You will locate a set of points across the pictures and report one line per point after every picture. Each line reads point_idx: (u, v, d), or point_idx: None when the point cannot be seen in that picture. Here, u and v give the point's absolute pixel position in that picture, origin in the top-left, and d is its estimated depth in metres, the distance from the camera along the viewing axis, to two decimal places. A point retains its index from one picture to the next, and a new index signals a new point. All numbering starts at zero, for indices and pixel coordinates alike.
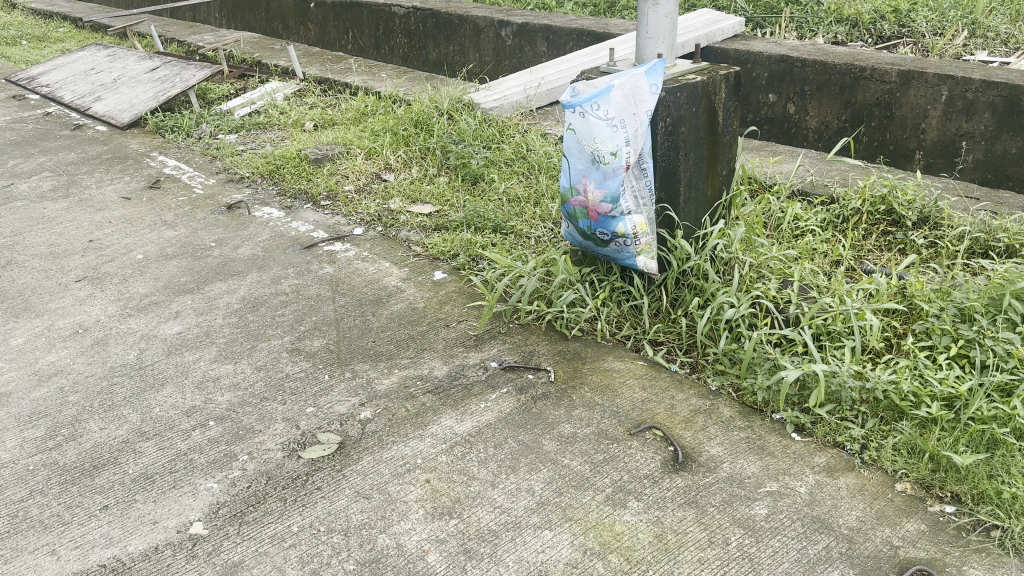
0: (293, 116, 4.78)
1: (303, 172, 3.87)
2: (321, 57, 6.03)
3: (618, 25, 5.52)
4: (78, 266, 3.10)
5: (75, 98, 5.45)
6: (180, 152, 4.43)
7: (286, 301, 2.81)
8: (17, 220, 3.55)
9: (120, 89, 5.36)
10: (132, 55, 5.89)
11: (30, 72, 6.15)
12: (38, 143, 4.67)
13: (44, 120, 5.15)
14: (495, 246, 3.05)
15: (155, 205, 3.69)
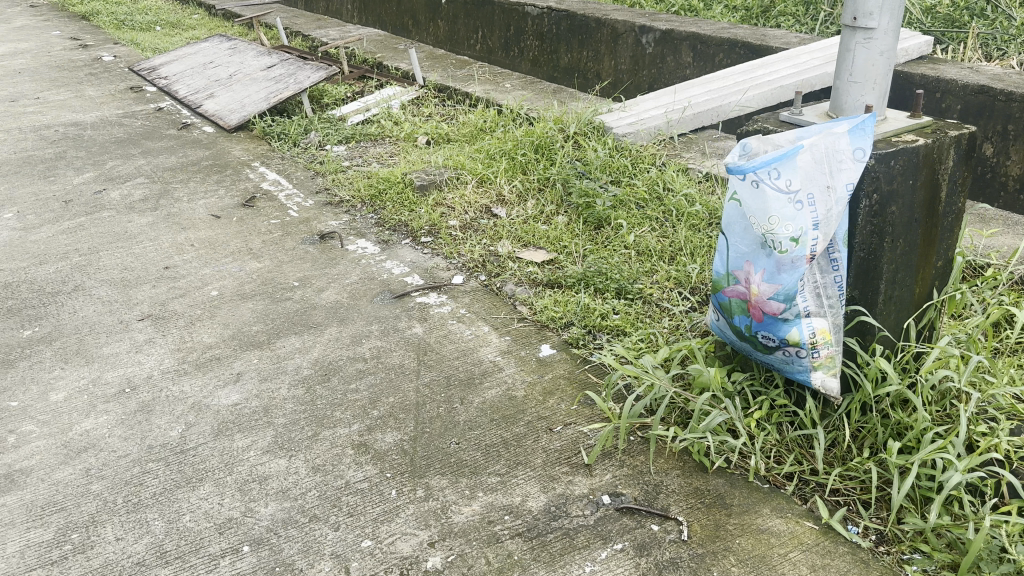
0: (406, 129, 4.39)
1: (405, 201, 3.43)
2: (444, 61, 5.62)
3: (777, 37, 4.82)
4: (145, 301, 2.77)
5: (190, 94, 5.25)
6: (283, 162, 4.10)
7: (363, 370, 2.36)
8: (98, 236, 3.27)
9: (235, 86, 5.11)
10: (252, 49, 5.65)
11: (152, 62, 6.04)
12: (144, 142, 4.46)
13: (156, 117, 4.96)
14: (618, 317, 2.49)
15: (243, 227, 3.34)
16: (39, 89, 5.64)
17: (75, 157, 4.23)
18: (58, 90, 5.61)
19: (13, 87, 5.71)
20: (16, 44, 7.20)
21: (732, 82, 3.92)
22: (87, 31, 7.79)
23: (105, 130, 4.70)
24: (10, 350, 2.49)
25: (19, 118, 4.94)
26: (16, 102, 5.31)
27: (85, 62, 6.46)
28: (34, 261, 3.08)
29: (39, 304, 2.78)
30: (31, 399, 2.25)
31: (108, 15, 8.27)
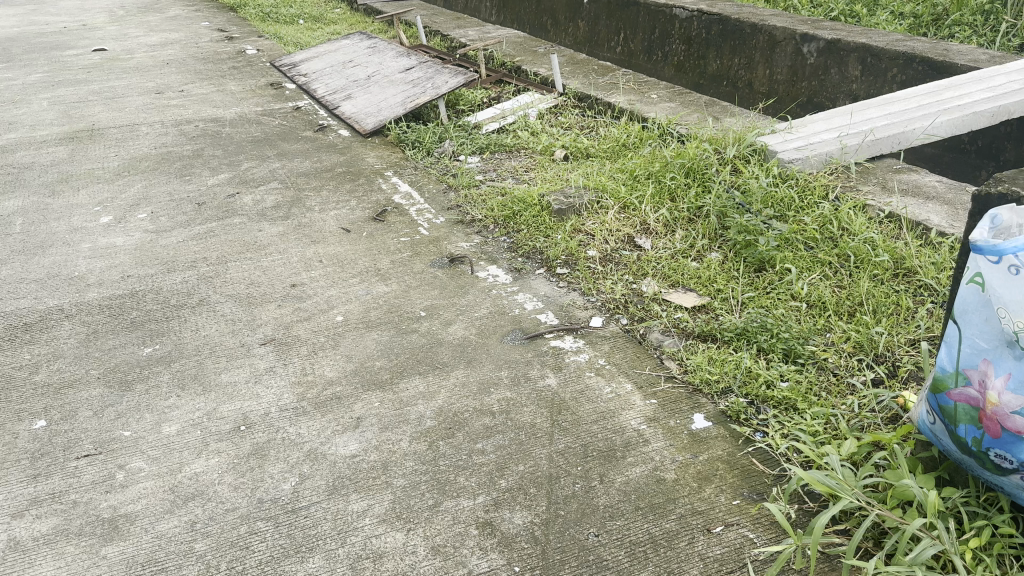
0: (543, 142, 4.15)
1: (541, 226, 3.17)
2: (585, 66, 5.33)
3: (964, 53, 4.25)
4: (269, 324, 2.65)
5: (329, 94, 5.18)
6: (415, 174, 3.94)
7: (492, 427, 2.10)
8: (229, 245, 3.20)
9: (373, 89, 5.01)
10: (391, 49, 5.56)
11: (293, 58, 6.04)
12: (279, 143, 4.40)
13: (293, 116, 4.93)
14: (787, 387, 2.15)
15: (371, 247, 3.18)
16: (186, 81, 5.74)
17: (212, 156, 4.21)
18: (203, 83, 5.69)
19: (162, 79, 5.84)
20: (169, 34, 7.42)
21: (918, 103, 3.43)
22: (235, 23, 7.97)
23: (243, 127, 4.68)
24: (130, 370, 2.40)
25: (164, 112, 5.01)
26: (163, 95, 5.41)
27: (230, 55, 6.57)
28: (163, 269, 3.02)
29: (164, 319, 2.69)
30: (144, 430, 2.13)
31: (256, 6, 8.44)
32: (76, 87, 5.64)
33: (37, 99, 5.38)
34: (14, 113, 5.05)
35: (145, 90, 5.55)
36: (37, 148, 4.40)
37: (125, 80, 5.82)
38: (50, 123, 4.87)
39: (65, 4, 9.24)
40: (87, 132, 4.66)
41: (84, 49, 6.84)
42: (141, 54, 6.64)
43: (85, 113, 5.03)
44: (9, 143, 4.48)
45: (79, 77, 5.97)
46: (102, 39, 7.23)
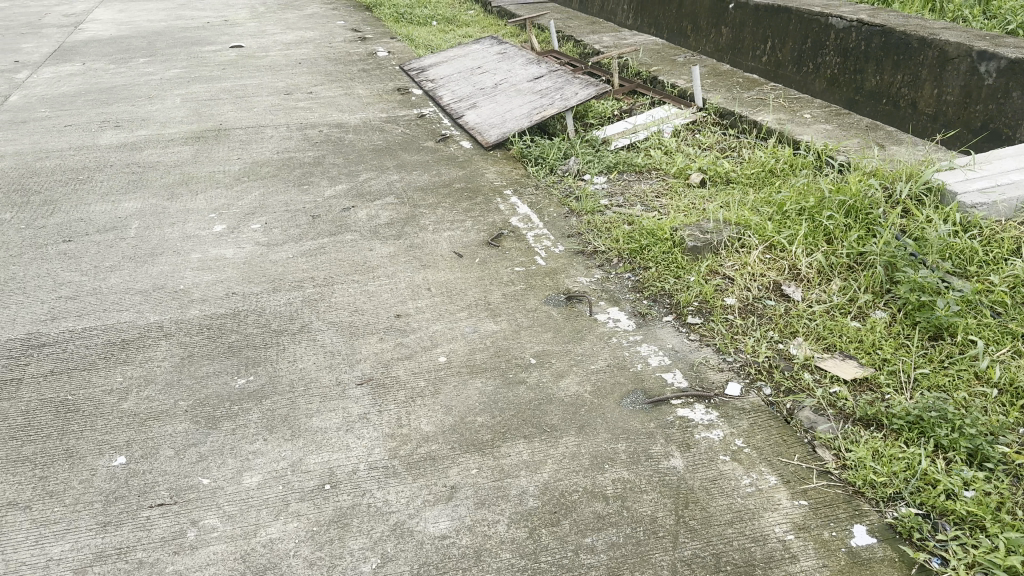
0: (678, 163, 3.79)
1: (672, 264, 2.82)
2: (729, 79, 4.92)
3: None
4: (368, 361, 2.44)
5: (454, 102, 5.02)
6: (536, 194, 3.68)
7: (604, 516, 1.79)
8: (337, 267, 3.04)
9: (500, 99, 4.80)
10: (522, 58, 5.34)
11: (422, 62, 5.93)
12: (399, 154, 4.25)
13: (416, 124, 4.77)
14: (976, 500, 1.73)
15: (483, 277, 2.94)
16: (315, 83, 5.71)
17: (331, 164, 4.10)
18: (332, 85, 5.64)
19: (293, 79, 5.83)
20: (305, 33, 7.48)
21: None
22: (369, 23, 7.96)
23: (365, 135, 4.56)
24: (219, 405, 2.24)
25: (289, 114, 4.97)
26: (291, 96, 5.38)
27: (361, 56, 6.52)
28: (267, 288, 2.89)
29: (261, 345, 2.53)
30: (224, 478, 1.96)
31: (390, 6, 8.43)
32: (210, 85, 5.71)
33: (173, 95, 5.46)
34: (150, 110, 5.13)
35: (274, 90, 5.55)
36: (165, 146, 4.42)
37: (257, 79, 5.84)
38: (181, 120, 4.91)
39: None
40: (214, 132, 4.66)
41: (223, 46, 6.97)
42: (275, 53, 6.70)
43: (215, 112, 5.05)
44: (141, 140, 4.53)
45: (214, 73, 6.05)
46: (241, 36, 7.36)
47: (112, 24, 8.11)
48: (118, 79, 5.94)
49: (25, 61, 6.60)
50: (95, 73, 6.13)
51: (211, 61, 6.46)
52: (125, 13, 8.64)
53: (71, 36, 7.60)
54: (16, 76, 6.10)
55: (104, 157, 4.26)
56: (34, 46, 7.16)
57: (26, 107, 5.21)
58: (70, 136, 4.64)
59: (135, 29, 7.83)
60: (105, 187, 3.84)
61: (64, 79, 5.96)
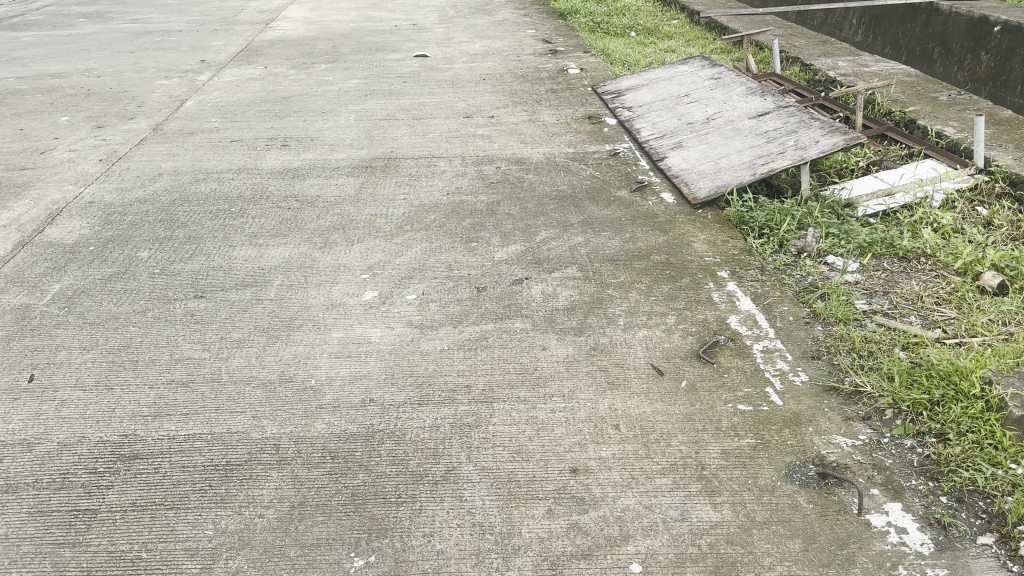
0: (964, 256, 2.84)
1: (987, 439, 1.93)
2: (1015, 130, 3.84)
3: None
4: (530, 549, 1.72)
5: (653, 138, 4.26)
6: (761, 280, 2.84)
7: None
8: (503, 373, 2.35)
9: (712, 139, 4.00)
10: (741, 87, 4.51)
11: (619, 85, 5.22)
12: (587, 206, 3.55)
13: (609, 165, 4.05)
14: None
15: (694, 414, 2.13)
16: (499, 105, 5.13)
17: (505, 217, 3.47)
18: (517, 108, 5.04)
19: (475, 99, 5.29)
20: (491, 41, 6.95)
21: None
22: (560, 31, 7.33)
23: (547, 179, 3.91)
24: None
25: (466, 144, 4.40)
26: (470, 120, 4.83)
27: (550, 73, 5.89)
28: (413, 396, 2.25)
29: (393, 497, 1.88)
30: None
31: (586, 14, 7.76)
32: (387, 100, 5.27)
33: (347, 110, 5.06)
34: (320, 127, 4.73)
35: (452, 111, 5.02)
36: (327, 176, 3.97)
37: (437, 97, 5.35)
38: (349, 143, 4.46)
39: None
40: (382, 161, 4.17)
41: (406, 53, 6.56)
42: (457, 64, 6.20)
43: (387, 135, 4.57)
44: (303, 166, 4.10)
45: (393, 86, 5.62)
46: (425, 43, 6.94)
47: (302, 22, 7.96)
48: (295, 87, 5.64)
49: (210, 61, 6.47)
50: (274, 79, 5.87)
51: (391, 70, 6.05)
52: (317, 11, 8.49)
53: (260, 33, 7.47)
54: (198, 77, 5.95)
55: (262, 185, 3.86)
56: (223, 44, 7.08)
57: (199, 116, 4.97)
58: (233, 154, 4.30)
59: (322, 29, 7.61)
60: (255, 225, 3.40)
61: (242, 84, 5.73)
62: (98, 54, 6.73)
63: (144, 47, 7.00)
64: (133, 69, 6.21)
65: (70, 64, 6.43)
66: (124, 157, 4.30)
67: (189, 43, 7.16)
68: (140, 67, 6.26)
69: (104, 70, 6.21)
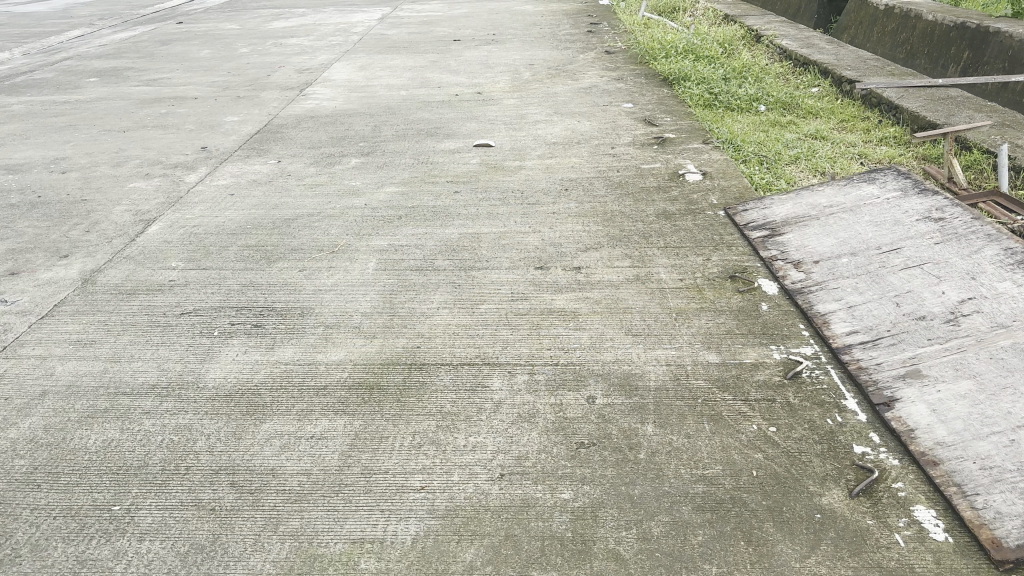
0: None
1: None
2: None
3: None
4: None
5: (857, 344, 2.52)
6: None
7: None
8: None
9: (978, 370, 2.23)
10: (997, 252, 2.73)
11: (774, 214, 3.49)
12: (771, 537, 1.81)
13: (789, 399, 2.31)
14: None
15: None
16: (587, 244, 3.46)
17: (612, 562, 1.76)
18: (615, 251, 3.36)
19: (553, 230, 3.63)
20: (576, 124, 5.31)
21: None
22: (665, 106, 5.64)
23: (683, 433, 2.18)
24: None
25: (535, 334, 2.73)
26: (543, 276, 3.17)
27: (657, 180, 4.21)
28: None
29: None
30: None
31: (697, 81, 6.05)
32: (427, 231, 3.67)
33: (366, 249, 3.48)
34: (320, 286, 3.16)
35: (517, 256, 3.38)
36: (301, 410, 2.36)
37: (498, 225, 3.72)
38: (354, 324, 2.86)
39: (471, 53, 7.74)
40: (398, 372, 2.54)
41: (463, 144, 5.00)
42: (529, 164, 4.58)
43: (413, 307, 2.96)
44: (269, 382, 2.51)
45: (439, 203, 4.04)
46: (489, 126, 5.36)
47: (344, 87, 6.52)
48: (307, 199, 4.12)
49: (213, 147, 5.04)
50: (283, 183, 4.36)
51: (440, 174, 4.48)
52: (365, 71, 7.06)
53: (290, 103, 6.04)
54: (187, 176, 4.50)
55: (187, 433, 2.27)
56: (238, 119, 5.66)
57: (156, 257, 3.47)
58: (173, 346, 2.74)
59: (366, 98, 6.14)
60: (132, 567, 1.81)
61: (238, 192, 4.24)
62: (83, 134, 5.39)
63: (142, 122, 5.64)
64: (111, 160, 4.82)
65: (41, 150, 5.09)
66: (10, 344, 2.79)
67: (198, 116, 5.77)
68: (122, 157, 4.86)
69: (76, 161, 4.84)
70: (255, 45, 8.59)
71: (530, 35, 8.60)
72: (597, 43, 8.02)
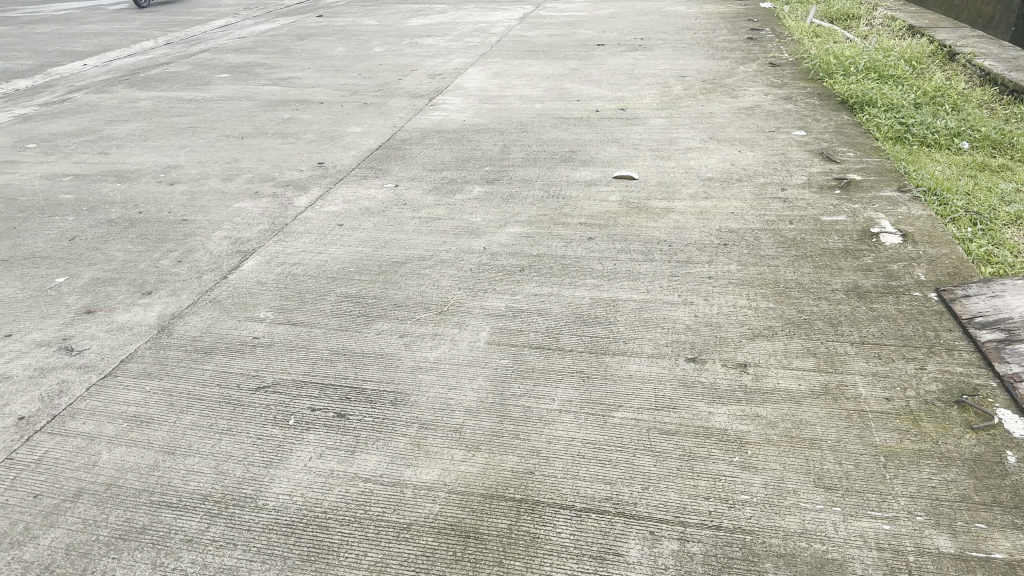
0: None
1: None
2: None
3: None
4: None
5: None
6: None
7: None
8: None
9: None
10: None
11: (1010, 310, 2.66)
12: None
13: None
14: None
15: None
16: (755, 328, 2.75)
17: None
18: (792, 344, 2.64)
19: (711, 303, 2.94)
20: (737, 155, 4.56)
21: None
22: (844, 137, 4.79)
23: None
24: None
25: (688, 467, 2.07)
26: (700, 373, 2.50)
27: (841, 239, 3.42)
28: None
29: None
30: None
31: (884, 108, 5.13)
32: (555, 292, 3.07)
33: (481, 314, 2.91)
34: (421, 361, 2.63)
35: (666, 337, 2.71)
36: (377, 565, 1.80)
37: (641, 289, 3.06)
38: (457, 424, 2.29)
39: (615, 60, 7.06)
40: (504, 511, 1.94)
41: (602, 174, 4.36)
42: (681, 205, 3.89)
43: (531, 404, 2.36)
44: (342, 509, 1.98)
45: (571, 252, 3.43)
46: (634, 152, 4.69)
47: (476, 96, 6.02)
48: (421, 237, 3.61)
49: (329, 162, 4.62)
50: (397, 214, 3.87)
51: (574, 212, 3.87)
52: (501, 78, 6.54)
53: (417, 113, 5.59)
54: (296, 197, 4.09)
55: None
56: (360, 129, 5.25)
57: (245, 304, 3.03)
58: (239, 438, 2.26)
59: (498, 111, 5.61)
60: None
61: (348, 222, 3.78)
62: (201, 139, 5.11)
63: (263, 128, 5.32)
64: (222, 171, 4.48)
65: (156, 155, 4.83)
66: (60, 411, 2.38)
67: (321, 124, 5.40)
68: (234, 169, 4.52)
69: (188, 170, 4.53)
70: (389, 44, 8.24)
71: (682, 41, 7.82)
72: (758, 53, 7.15)
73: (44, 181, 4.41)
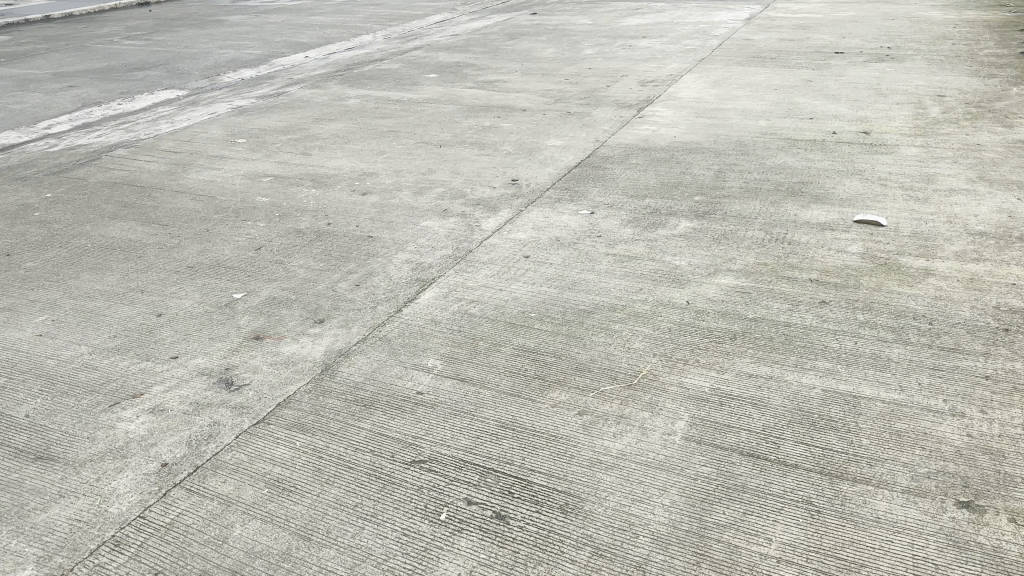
0: None
1: None
2: None
3: None
4: None
5: None
6: None
7: None
8: None
9: None
10: None
11: None
12: None
13: None
14: None
15: None
16: None
17: None
18: None
19: (988, 417, 2.25)
20: (1016, 203, 3.68)
21: None
22: None
23: None
24: None
25: None
26: (976, 531, 1.85)
27: None
28: None
29: None
30: None
31: None
32: (776, 373, 2.49)
33: (681, 394, 2.41)
34: (603, 452, 2.17)
35: (928, 465, 2.07)
36: None
37: (890, 384, 2.41)
38: (642, 556, 1.82)
39: (855, 72, 6.18)
40: None
41: (838, 215, 3.67)
42: (941, 267, 3.14)
43: (740, 544, 1.83)
44: None
45: (797, 318, 2.82)
46: (878, 189, 3.94)
47: (691, 109, 5.44)
48: (617, 281, 3.14)
49: (524, 178, 4.27)
50: (592, 248, 3.43)
51: (801, 263, 3.24)
52: (720, 88, 5.91)
53: (624, 126, 5.12)
54: (485, 218, 3.76)
55: None
56: (561, 142, 4.86)
57: (414, 348, 2.71)
58: (383, 531, 1.92)
59: (715, 127, 5.01)
60: None
61: (537, 254, 3.39)
62: (400, 144, 4.95)
63: (462, 136, 5.08)
64: (415, 183, 4.25)
65: (353, 159, 4.71)
66: (205, 461, 2.17)
67: (521, 134, 5.07)
68: (426, 181, 4.29)
69: (381, 179, 4.35)
70: (601, 46, 7.81)
71: (937, 53, 6.76)
72: None
73: (245, 180, 4.40)
